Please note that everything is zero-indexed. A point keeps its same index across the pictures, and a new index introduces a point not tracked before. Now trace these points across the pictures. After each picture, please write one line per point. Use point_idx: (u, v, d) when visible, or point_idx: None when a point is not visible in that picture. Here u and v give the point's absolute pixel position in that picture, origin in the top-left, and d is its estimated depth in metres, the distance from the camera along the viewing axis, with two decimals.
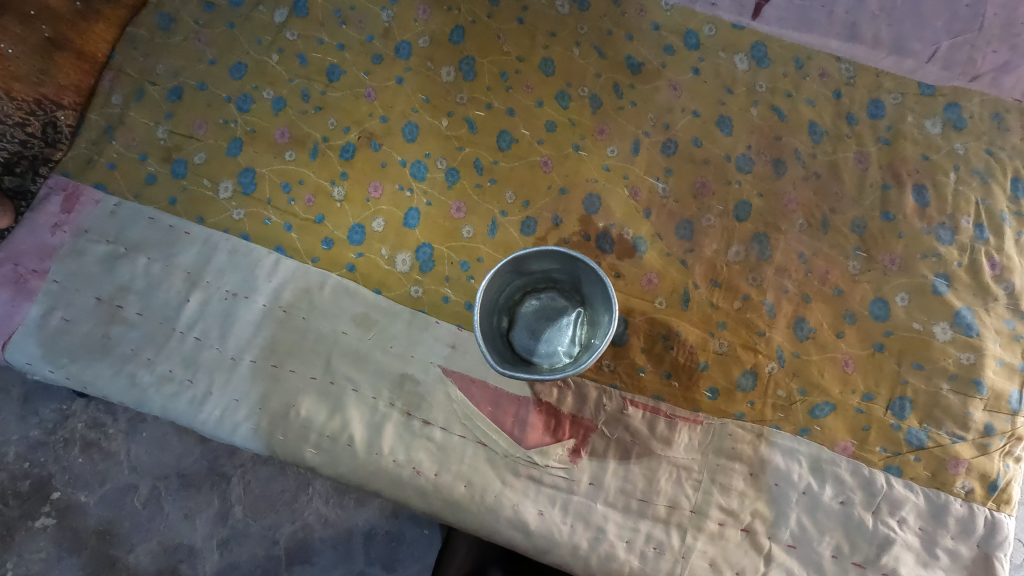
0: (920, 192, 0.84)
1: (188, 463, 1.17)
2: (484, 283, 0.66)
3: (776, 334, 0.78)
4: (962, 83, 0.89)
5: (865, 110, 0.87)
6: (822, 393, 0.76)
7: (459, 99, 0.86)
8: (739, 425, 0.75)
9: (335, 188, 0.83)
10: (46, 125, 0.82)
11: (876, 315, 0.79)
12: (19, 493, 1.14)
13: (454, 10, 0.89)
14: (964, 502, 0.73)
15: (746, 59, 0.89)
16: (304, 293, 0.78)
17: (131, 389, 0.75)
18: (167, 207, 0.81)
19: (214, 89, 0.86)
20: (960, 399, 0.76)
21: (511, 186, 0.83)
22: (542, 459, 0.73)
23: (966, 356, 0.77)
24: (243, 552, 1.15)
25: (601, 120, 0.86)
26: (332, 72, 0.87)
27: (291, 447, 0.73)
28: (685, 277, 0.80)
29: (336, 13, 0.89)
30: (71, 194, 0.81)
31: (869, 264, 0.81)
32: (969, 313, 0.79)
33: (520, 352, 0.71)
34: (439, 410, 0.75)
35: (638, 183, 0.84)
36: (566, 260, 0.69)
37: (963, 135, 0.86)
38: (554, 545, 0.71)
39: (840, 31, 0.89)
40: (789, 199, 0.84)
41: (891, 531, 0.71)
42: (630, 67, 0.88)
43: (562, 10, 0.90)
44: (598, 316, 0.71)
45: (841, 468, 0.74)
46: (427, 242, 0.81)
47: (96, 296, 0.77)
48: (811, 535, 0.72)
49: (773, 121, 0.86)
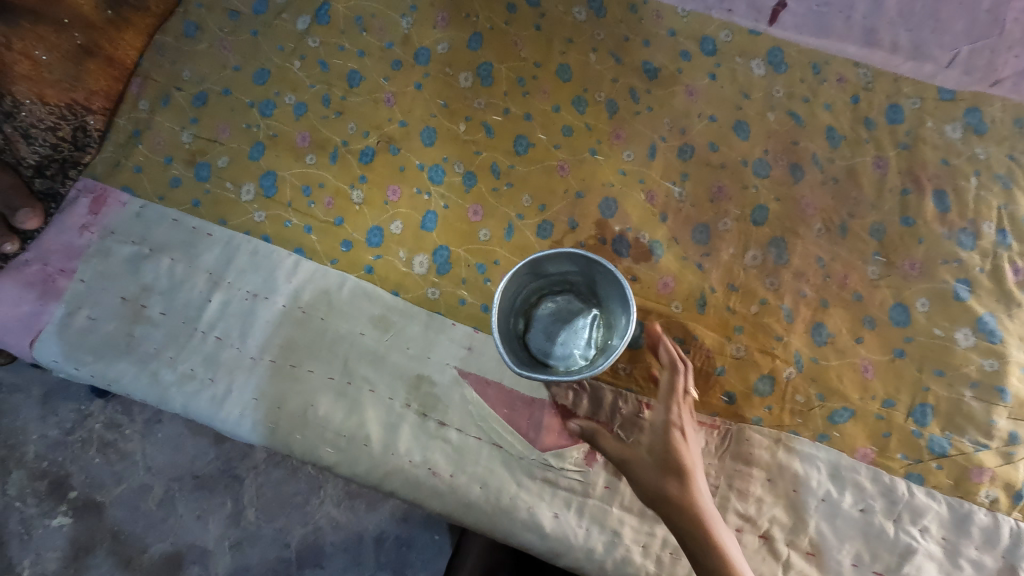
0: (940, 197, 0.83)
1: (202, 464, 1.19)
2: (502, 285, 0.65)
3: (794, 339, 0.78)
4: (983, 87, 0.88)
5: (883, 115, 0.87)
6: (841, 399, 0.75)
7: (477, 104, 0.87)
8: (757, 431, 0.74)
9: (353, 191, 0.84)
10: (76, 129, 0.85)
11: (896, 321, 0.78)
12: (38, 492, 1.16)
13: (472, 18, 0.90)
14: (989, 511, 0.71)
15: (763, 65, 0.89)
16: (322, 294, 0.79)
17: (154, 387, 0.77)
18: (191, 209, 0.83)
19: (237, 94, 0.88)
20: (984, 407, 0.75)
21: (528, 190, 0.84)
22: (557, 461, 0.73)
23: (989, 362, 0.76)
24: (254, 554, 1.16)
25: (617, 125, 0.87)
26: (352, 78, 0.88)
27: (309, 447, 0.74)
28: (701, 282, 0.80)
29: (357, 21, 0.91)
30: (98, 196, 0.83)
31: (888, 269, 0.81)
32: (992, 319, 0.78)
33: (536, 354, 0.70)
34: (455, 411, 0.75)
35: (655, 188, 0.84)
36: (584, 262, 0.69)
37: (984, 140, 0.86)
38: (569, 548, 0.71)
39: (858, 37, 0.89)
40: (807, 203, 0.83)
41: (913, 540, 0.70)
42: (647, 72, 0.89)
43: (579, 16, 0.91)
44: (614, 318, 0.70)
45: (861, 475, 0.73)
46: (444, 244, 0.82)
47: (121, 295, 0.79)
48: (831, 543, 0.71)
49: (790, 126, 0.86)
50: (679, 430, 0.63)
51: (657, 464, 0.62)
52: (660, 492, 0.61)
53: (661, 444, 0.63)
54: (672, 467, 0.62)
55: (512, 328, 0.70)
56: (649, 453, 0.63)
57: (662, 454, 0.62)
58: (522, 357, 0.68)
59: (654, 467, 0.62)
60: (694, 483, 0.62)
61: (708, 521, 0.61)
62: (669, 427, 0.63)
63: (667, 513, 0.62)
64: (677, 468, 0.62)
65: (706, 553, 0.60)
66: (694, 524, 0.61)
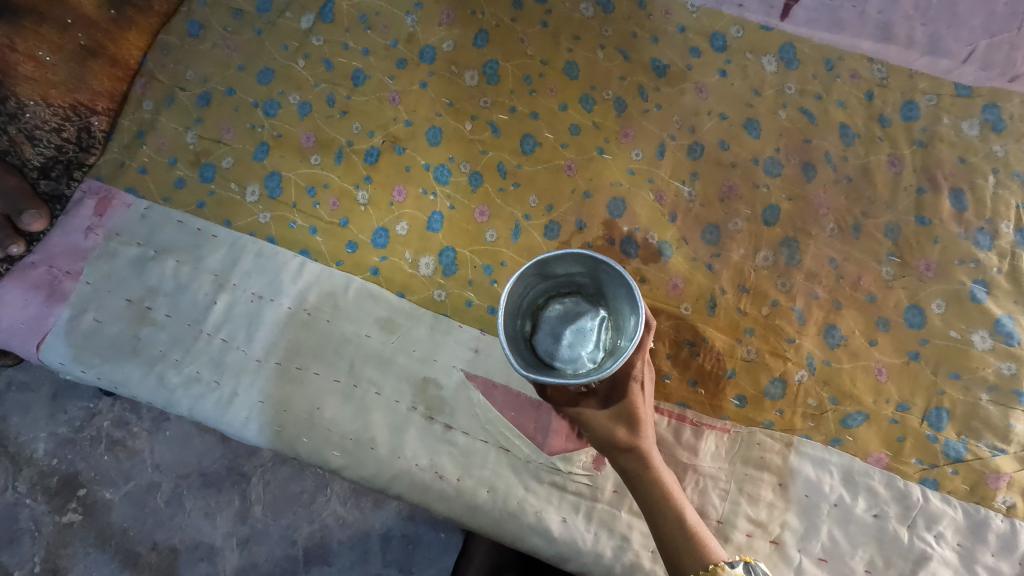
0: (957, 196, 0.81)
1: (209, 462, 1.19)
2: (509, 286, 0.57)
3: (806, 341, 0.76)
4: (1001, 83, 0.86)
5: (898, 112, 0.85)
6: (854, 402, 0.74)
7: (483, 103, 0.86)
8: (768, 435, 0.73)
9: (358, 192, 0.83)
10: (81, 130, 0.84)
11: (911, 323, 0.77)
12: (47, 489, 1.16)
13: (477, 15, 0.89)
14: (1006, 518, 0.70)
15: (774, 61, 0.87)
16: (328, 296, 0.79)
17: (160, 390, 0.76)
18: (196, 210, 0.82)
19: (242, 94, 0.87)
20: (1001, 410, 0.73)
21: (535, 190, 0.83)
22: (565, 465, 0.73)
23: (1006, 365, 0.75)
24: (262, 551, 1.16)
25: (625, 123, 0.85)
26: (357, 77, 0.87)
27: (315, 450, 0.74)
28: (712, 283, 0.79)
29: (362, 19, 0.90)
30: (103, 198, 0.83)
31: (903, 270, 0.79)
32: (1010, 321, 0.76)
33: (543, 358, 0.62)
34: (462, 414, 0.75)
35: (664, 187, 0.83)
36: (593, 263, 0.60)
37: (1002, 137, 0.84)
38: (578, 552, 0.70)
39: (872, 32, 0.87)
40: (820, 202, 0.82)
41: (927, 546, 0.69)
42: (656, 70, 0.87)
43: (586, 13, 0.89)
44: (624, 321, 0.62)
45: (874, 479, 0.71)
46: (450, 246, 0.81)
47: (126, 297, 0.78)
48: (844, 549, 0.69)
49: (802, 124, 0.85)
50: (637, 382, 0.58)
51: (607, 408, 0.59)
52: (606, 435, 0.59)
53: (615, 390, 0.59)
54: (621, 414, 0.58)
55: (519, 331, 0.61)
56: (601, 396, 0.59)
57: (613, 400, 0.58)
58: (528, 362, 0.59)
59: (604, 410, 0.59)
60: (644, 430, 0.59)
61: (653, 464, 0.60)
62: (628, 379, 0.57)
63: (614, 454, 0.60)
64: (627, 415, 0.58)
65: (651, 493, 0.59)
66: (640, 466, 0.59)
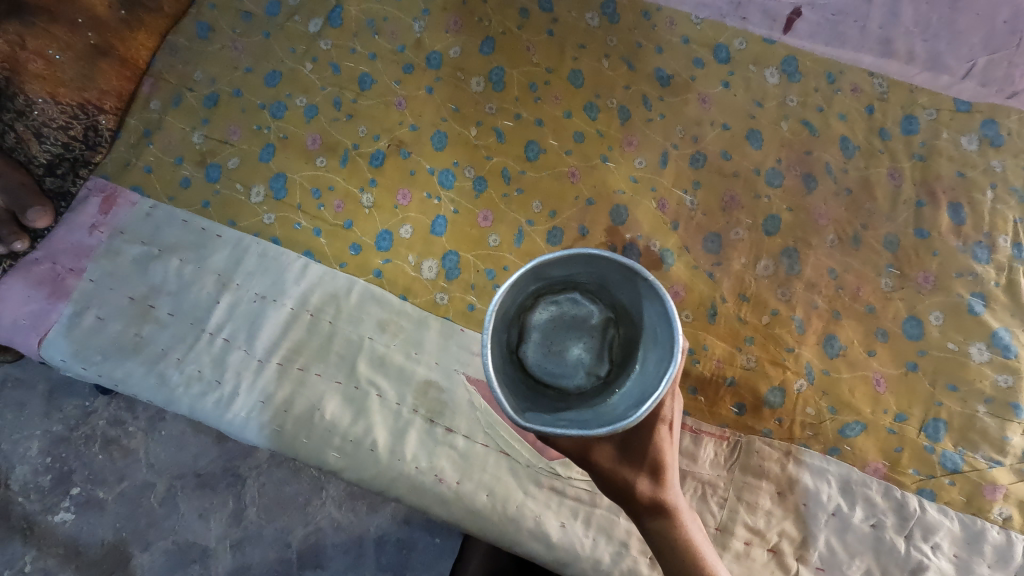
0: (956, 210, 0.82)
1: (204, 463, 1.19)
2: (496, 299, 0.49)
3: (806, 350, 0.77)
4: (999, 99, 0.87)
5: (898, 126, 0.86)
6: (852, 412, 0.75)
7: (488, 109, 0.87)
8: (766, 443, 0.74)
9: (363, 195, 0.83)
10: (88, 128, 0.85)
11: (909, 334, 0.78)
12: (40, 487, 1.16)
13: (484, 22, 0.90)
14: (1001, 529, 0.70)
15: (777, 73, 0.88)
16: (331, 297, 0.79)
17: (161, 388, 0.76)
18: (201, 210, 0.83)
19: (249, 96, 0.88)
20: (998, 423, 0.74)
21: (539, 196, 0.84)
22: (565, 470, 0.73)
23: (1003, 378, 0.75)
24: (255, 553, 1.15)
25: (629, 132, 0.86)
26: (364, 81, 0.88)
27: (315, 451, 0.73)
28: (712, 291, 0.80)
29: (370, 24, 0.90)
30: (108, 196, 0.83)
31: (902, 282, 0.80)
32: (1007, 334, 0.77)
33: (533, 374, 0.56)
34: (462, 417, 0.75)
35: (666, 196, 0.84)
36: (600, 265, 0.53)
37: (1000, 153, 0.85)
38: (576, 558, 0.70)
39: (873, 47, 0.88)
40: (821, 213, 0.83)
41: (924, 557, 0.69)
42: (659, 80, 0.88)
43: (592, 22, 0.90)
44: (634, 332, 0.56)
45: (872, 489, 0.72)
46: (454, 250, 0.82)
47: (129, 295, 0.78)
48: (840, 559, 0.70)
49: (804, 136, 0.86)
50: (665, 425, 0.56)
51: (623, 453, 0.56)
52: (627, 485, 0.56)
53: (633, 436, 0.56)
54: (643, 461, 0.56)
55: (505, 344, 0.54)
56: (616, 441, 0.56)
57: (639, 443, 0.56)
58: (518, 387, 0.53)
59: (619, 455, 0.56)
60: (667, 476, 0.57)
61: (673, 508, 0.58)
62: (654, 422, 0.55)
63: (634, 505, 0.58)
64: (650, 463, 0.56)
65: (675, 541, 0.59)
66: (663, 516, 0.58)
